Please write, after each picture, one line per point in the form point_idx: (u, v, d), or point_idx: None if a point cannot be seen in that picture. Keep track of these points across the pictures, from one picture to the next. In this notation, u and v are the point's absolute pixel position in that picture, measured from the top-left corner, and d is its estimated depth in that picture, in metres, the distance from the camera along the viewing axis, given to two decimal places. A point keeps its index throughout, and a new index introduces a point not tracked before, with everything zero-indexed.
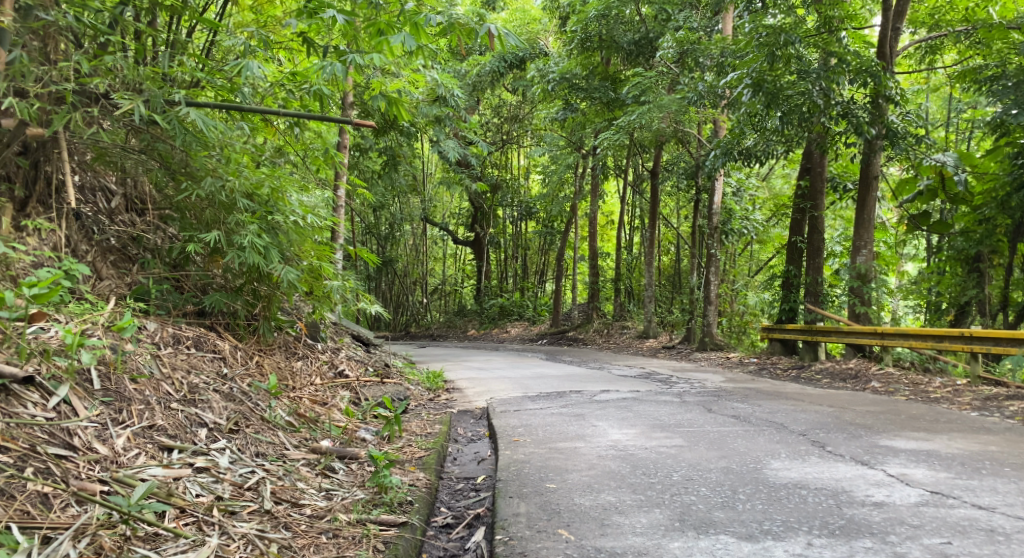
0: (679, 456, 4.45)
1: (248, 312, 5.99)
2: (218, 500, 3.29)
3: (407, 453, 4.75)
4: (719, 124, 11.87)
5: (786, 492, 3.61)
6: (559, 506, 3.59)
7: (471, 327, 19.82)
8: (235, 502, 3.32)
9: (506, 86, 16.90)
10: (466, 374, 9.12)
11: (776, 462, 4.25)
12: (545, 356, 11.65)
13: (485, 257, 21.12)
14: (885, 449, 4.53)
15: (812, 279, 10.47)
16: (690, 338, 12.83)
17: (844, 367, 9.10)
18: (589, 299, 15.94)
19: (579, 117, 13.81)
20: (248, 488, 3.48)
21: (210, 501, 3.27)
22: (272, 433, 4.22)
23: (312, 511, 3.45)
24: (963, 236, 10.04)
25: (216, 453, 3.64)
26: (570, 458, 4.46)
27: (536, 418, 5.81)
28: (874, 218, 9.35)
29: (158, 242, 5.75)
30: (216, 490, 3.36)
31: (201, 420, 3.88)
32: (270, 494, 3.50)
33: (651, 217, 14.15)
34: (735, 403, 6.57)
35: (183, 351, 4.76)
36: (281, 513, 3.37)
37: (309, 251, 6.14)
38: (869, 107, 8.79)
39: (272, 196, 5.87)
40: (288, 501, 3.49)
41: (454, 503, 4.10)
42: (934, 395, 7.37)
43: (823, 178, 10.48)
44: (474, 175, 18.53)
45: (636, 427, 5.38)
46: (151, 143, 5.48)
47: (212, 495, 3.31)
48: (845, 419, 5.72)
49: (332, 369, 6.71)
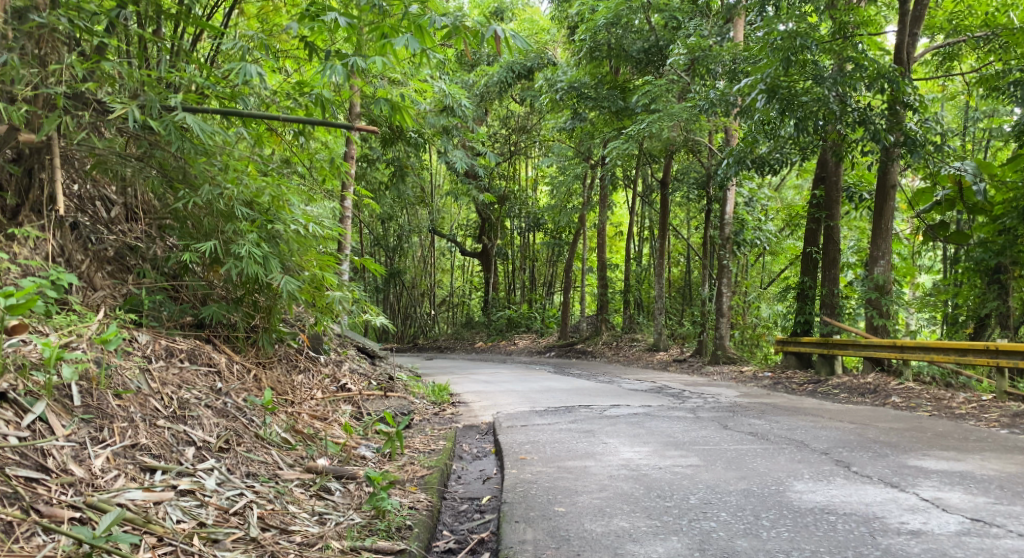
0: (696, 477, 4.20)
1: (248, 324, 5.76)
2: (200, 526, 3.08)
3: (409, 472, 4.52)
4: (731, 132, 11.63)
5: (813, 519, 3.36)
6: (568, 533, 3.35)
7: (478, 339, 19.60)
8: (218, 529, 3.10)
9: (514, 97, 16.73)
10: (472, 387, 8.90)
11: (800, 484, 4.00)
12: (553, 369, 11.42)
13: (493, 269, 20.92)
14: (916, 470, 4.28)
15: (829, 291, 10.17)
16: (702, 352, 12.56)
17: (862, 381, 8.83)
18: (597, 311, 15.69)
19: (588, 126, 13.59)
20: (234, 512, 3.26)
21: (190, 528, 3.05)
22: (265, 450, 4.00)
23: (302, 538, 3.23)
24: (981, 247, 9.66)
25: (202, 474, 3.42)
26: (579, 478, 4.22)
27: (545, 434, 5.58)
28: (893, 229, 9.10)
29: (156, 252, 5.55)
30: (198, 516, 3.14)
31: (188, 438, 3.67)
32: (258, 520, 3.28)
33: (661, 228, 13.90)
34: (752, 419, 6.32)
35: (176, 365, 4.55)
36: (269, 541, 3.15)
37: (310, 261, 5.93)
38: (887, 115, 8.55)
39: (273, 205, 5.67)
40: (277, 527, 3.26)
41: (457, 526, 3.89)
42: (959, 411, 7.10)
43: (838, 187, 10.27)
44: (482, 186, 18.36)
45: (649, 445, 5.14)
46: (149, 149, 5.27)
47: (193, 522, 3.09)
48: (869, 436, 5.47)
49: (334, 384, 6.50)
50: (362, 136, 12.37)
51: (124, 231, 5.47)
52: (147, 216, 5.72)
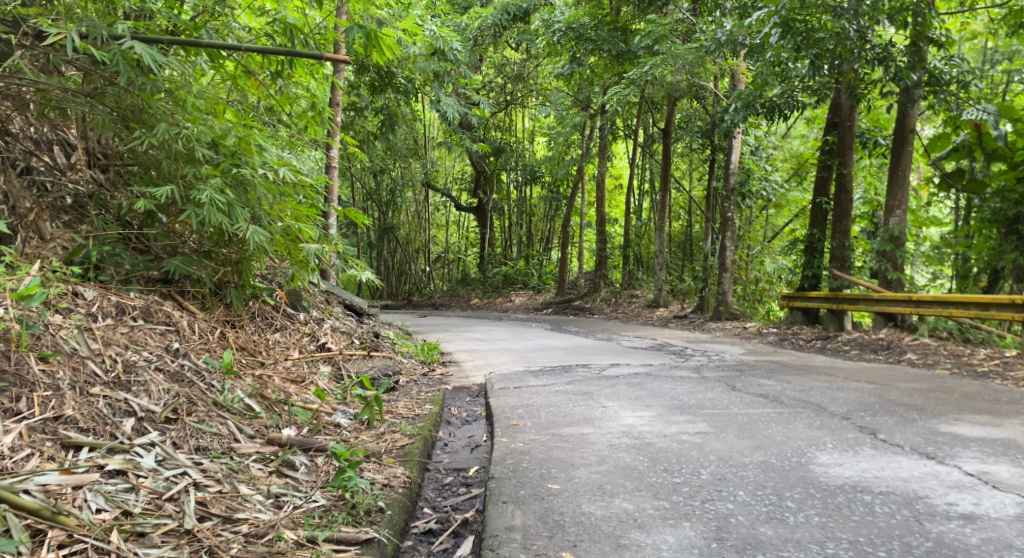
0: (705, 446, 3.76)
1: (216, 279, 5.25)
2: (124, 517, 2.66)
3: (388, 441, 4.06)
4: (737, 76, 11.19)
5: (845, 499, 2.93)
6: (562, 518, 2.91)
7: (474, 295, 19.14)
8: (146, 520, 2.69)
9: (508, 43, 15.99)
10: (464, 345, 8.45)
11: (823, 455, 3.56)
12: (550, 327, 10.98)
13: (489, 224, 20.23)
14: (951, 438, 3.84)
15: (838, 243, 9.71)
16: (704, 308, 12.11)
17: (874, 337, 8.39)
18: (596, 267, 15.17)
19: (587, 72, 12.89)
20: (169, 498, 2.83)
21: (112, 520, 2.64)
22: (222, 418, 3.55)
23: (249, 529, 2.79)
24: (999, 196, 9.07)
25: (138, 451, 3.00)
26: (576, 449, 3.77)
27: (540, 397, 5.13)
28: (910, 176, 8.57)
29: (119, 200, 4.99)
30: (125, 502, 2.73)
31: (128, 408, 3.23)
32: (199, 506, 2.85)
33: (662, 179, 13.29)
34: (762, 379, 5.88)
35: (127, 324, 4.08)
36: (207, 533, 2.72)
37: (282, 212, 5.38)
38: (908, 52, 7.98)
39: (241, 147, 5.09)
40: (219, 515, 2.82)
41: (439, 502, 3.48)
42: (981, 368, 6.69)
43: (851, 133, 9.71)
44: (477, 137, 17.68)
45: (652, 409, 4.69)
46: (102, 86, 4.63)
47: (117, 511, 2.68)
48: (890, 398, 5.04)
49: (313, 342, 6.03)
50: (351, 83, 11.74)
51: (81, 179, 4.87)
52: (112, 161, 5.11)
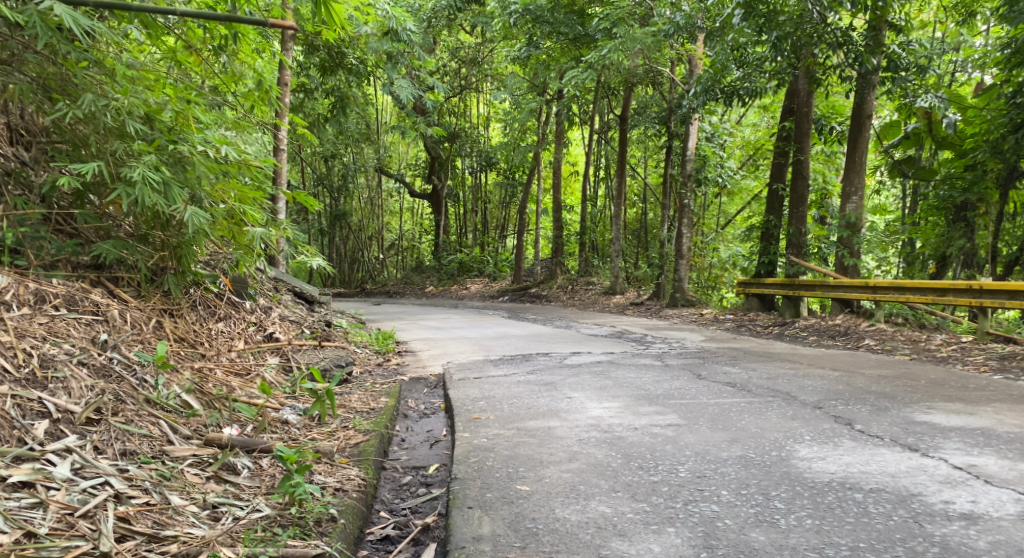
0: (679, 439, 3.56)
1: (152, 264, 4.86)
2: (26, 540, 2.37)
3: (340, 440, 3.77)
4: (695, 61, 11.03)
5: (836, 499, 2.79)
6: (535, 525, 2.70)
7: (428, 283, 18.78)
8: (53, 542, 2.38)
9: (463, 25, 15.64)
10: (419, 335, 8.15)
11: (803, 447, 3.40)
12: (507, 315, 10.73)
13: (443, 211, 19.82)
14: (930, 428, 3.72)
15: (795, 230, 9.62)
16: (660, 295, 11.98)
17: (831, 324, 8.32)
18: (552, 254, 14.96)
19: (544, 56, 12.46)
20: (84, 515, 2.52)
21: (11, 544, 2.35)
22: (153, 418, 3.24)
23: (179, 549, 2.50)
24: (948, 183, 8.98)
25: (50, 458, 2.68)
26: (543, 444, 3.53)
27: (501, 388, 4.88)
28: (866, 162, 8.46)
29: (36, 178, 4.52)
30: (29, 522, 2.43)
31: (41, 408, 2.90)
32: (120, 523, 2.55)
33: (620, 166, 13.06)
34: (726, 366, 5.72)
35: (46, 315, 3.80)
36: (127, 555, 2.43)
37: (225, 193, 4.96)
38: (868, 36, 7.84)
39: (178, 123, 4.71)
40: (144, 534, 2.53)
41: (398, 504, 3.23)
42: (941, 354, 6.64)
43: (809, 120, 9.60)
44: (431, 121, 17.23)
45: (619, 400, 4.47)
46: (17, 52, 4.26)
47: (18, 533, 2.38)
48: (860, 386, 4.92)
49: (259, 332, 5.66)
50: (299, 63, 11.27)
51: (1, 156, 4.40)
52: (34, 137, 4.65)
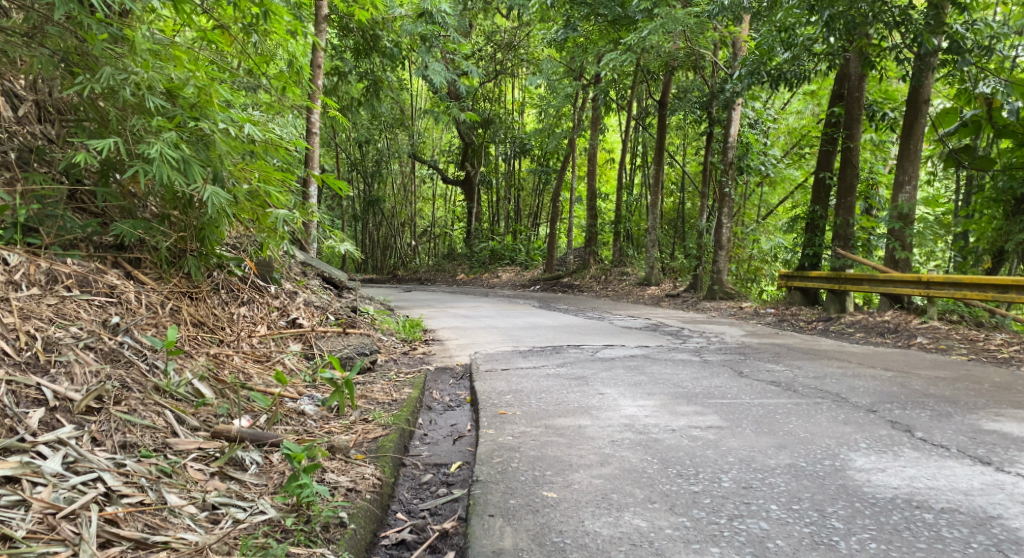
0: (721, 443, 3.28)
1: (172, 245, 4.65)
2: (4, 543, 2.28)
3: (358, 434, 3.55)
4: (740, 44, 10.61)
5: (902, 519, 2.54)
6: (561, 538, 2.48)
7: (460, 271, 18.58)
8: (32, 547, 2.29)
9: (499, 8, 15.32)
10: (448, 323, 7.92)
11: (858, 455, 3.10)
12: (538, 304, 10.47)
13: (476, 198, 19.57)
14: (1000, 437, 3.40)
15: (842, 221, 9.17)
16: (697, 287, 11.61)
17: (879, 320, 7.89)
18: (586, 244, 14.63)
19: (581, 39, 12.11)
20: (69, 515, 2.43)
21: None
22: (158, 407, 3.07)
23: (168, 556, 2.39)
24: (1007, 173, 8.53)
25: (41, 451, 2.58)
26: (573, 444, 3.28)
27: (529, 382, 4.63)
28: (922, 150, 7.96)
29: (61, 155, 4.33)
30: (7, 523, 2.33)
31: (38, 395, 2.78)
32: (107, 526, 2.44)
33: (658, 153, 12.64)
34: (769, 363, 5.40)
35: (56, 296, 3.64)
36: None
37: (249, 172, 4.69)
38: (929, 14, 7.33)
39: (200, 99, 4.44)
40: (131, 539, 2.42)
41: (416, 505, 3.01)
42: (1001, 355, 6.23)
43: (859, 105, 9.10)
44: (465, 106, 16.95)
45: (655, 397, 4.20)
46: (39, 24, 4.00)
47: None
48: (916, 388, 4.57)
49: (282, 317, 5.47)
50: (332, 45, 11.05)
51: (26, 133, 4.24)
52: (63, 115, 4.45)
